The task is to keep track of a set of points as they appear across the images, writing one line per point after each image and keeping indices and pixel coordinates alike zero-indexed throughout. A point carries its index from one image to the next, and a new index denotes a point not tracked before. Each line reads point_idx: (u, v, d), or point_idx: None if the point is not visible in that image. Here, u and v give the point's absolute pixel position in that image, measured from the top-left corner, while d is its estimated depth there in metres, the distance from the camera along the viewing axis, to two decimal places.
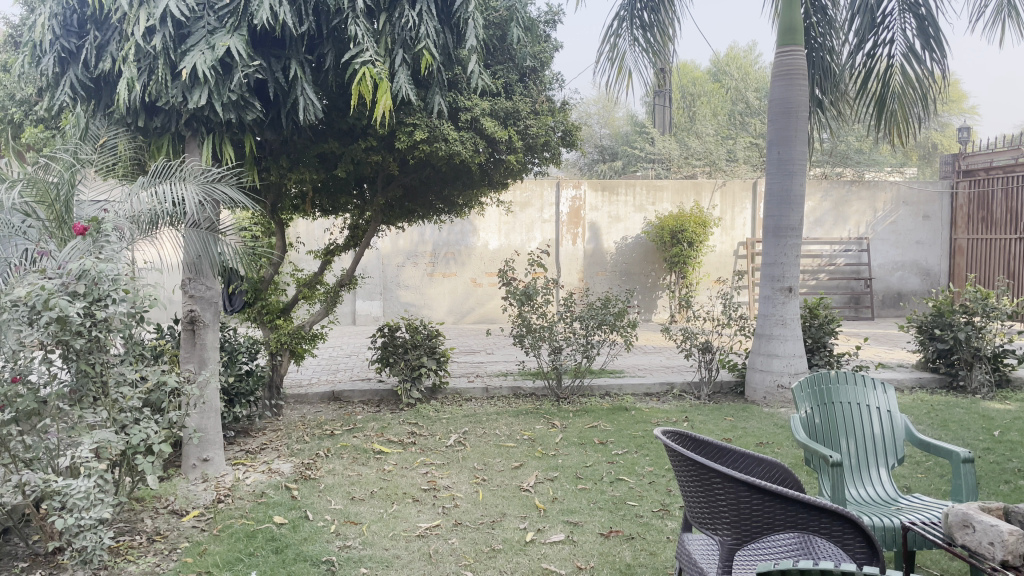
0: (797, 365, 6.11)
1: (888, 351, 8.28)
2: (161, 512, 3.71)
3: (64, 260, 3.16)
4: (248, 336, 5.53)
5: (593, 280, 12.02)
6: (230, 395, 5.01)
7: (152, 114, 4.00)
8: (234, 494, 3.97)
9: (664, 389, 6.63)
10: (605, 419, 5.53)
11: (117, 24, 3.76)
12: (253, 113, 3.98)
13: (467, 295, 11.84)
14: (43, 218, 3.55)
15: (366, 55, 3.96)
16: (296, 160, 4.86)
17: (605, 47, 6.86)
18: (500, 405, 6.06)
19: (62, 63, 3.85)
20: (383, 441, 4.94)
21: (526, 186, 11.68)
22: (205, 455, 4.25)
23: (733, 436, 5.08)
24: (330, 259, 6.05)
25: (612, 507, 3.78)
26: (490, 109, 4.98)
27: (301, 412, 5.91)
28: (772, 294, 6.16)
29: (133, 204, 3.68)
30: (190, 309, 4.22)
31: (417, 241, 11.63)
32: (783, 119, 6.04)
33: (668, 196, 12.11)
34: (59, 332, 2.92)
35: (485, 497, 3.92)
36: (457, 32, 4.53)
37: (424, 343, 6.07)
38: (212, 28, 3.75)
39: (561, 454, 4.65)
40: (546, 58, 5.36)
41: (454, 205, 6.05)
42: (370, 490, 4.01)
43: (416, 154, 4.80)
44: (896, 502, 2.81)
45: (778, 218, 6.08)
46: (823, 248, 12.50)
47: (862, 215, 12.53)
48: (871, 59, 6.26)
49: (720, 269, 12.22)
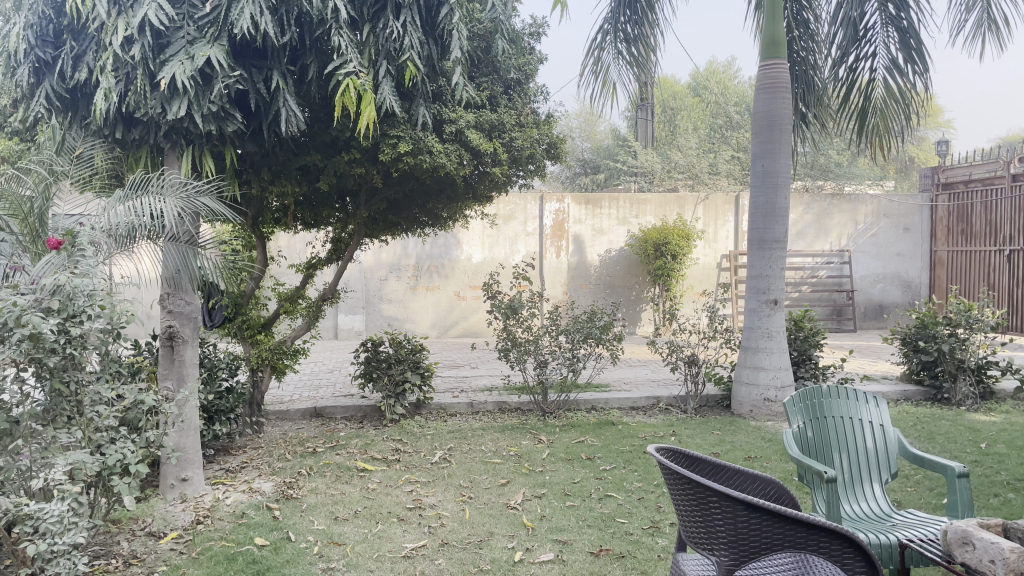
0: (784, 378, 6.09)
1: (872, 363, 8.29)
2: (138, 534, 3.60)
3: (37, 275, 3.06)
4: (228, 352, 5.42)
5: (577, 293, 11.99)
6: (209, 412, 4.91)
7: (130, 125, 3.92)
8: (213, 515, 3.87)
9: (651, 402, 6.58)
10: (592, 434, 5.47)
11: (94, 34, 3.68)
12: (233, 125, 3.90)
13: (451, 309, 11.76)
14: (16, 232, 3.44)
15: (350, 66, 3.88)
16: (278, 172, 4.79)
17: (589, 60, 6.86)
18: (485, 420, 5.99)
19: (37, 73, 3.76)
20: (366, 458, 4.85)
21: (509, 199, 11.65)
22: (183, 474, 4.14)
23: (721, 450, 5.03)
24: (312, 273, 5.96)
25: (602, 524, 3.72)
26: (475, 121, 4.93)
27: (282, 429, 5.79)
28: (757, 307, 6.14)
29: (109, 218, 3.59)
30: (168, 325, 4.13)
31: (400, 254, 11.54)
32: (767, 132, 6.05)
33: (651, 209, 12.11)
34: (31, 350, 2.82)
35: (472, 515, 3.84)
36: (442, 44, 4.48)
37: (407, 358, 5.98)
38: (191, 38, 3.68)
39: (548, 471, 4.58)
40: (531, 70, 5.33)
41: (438, 218, 5.99)
42: (353, 510, 3.92)
43: (401, 166, 4.74)
44: (890, 518, 2.77)
45: (763, 230, 6.08)
46: (805, 261, 12.57)
47: (844, 227, 12.61)
48: (854, 72, 6.32)
49: (703, 282, 12.22)
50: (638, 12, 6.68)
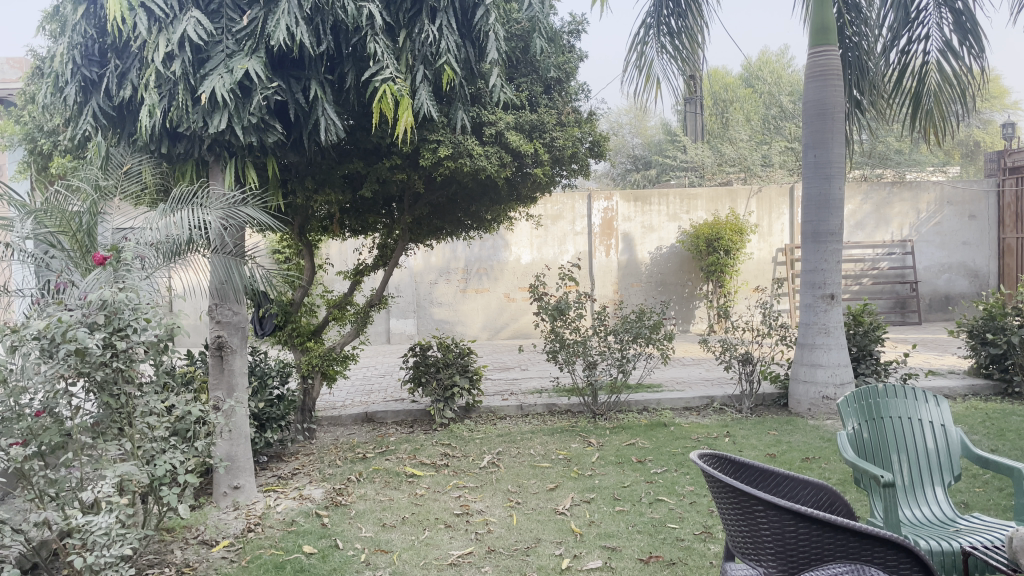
0: (843, 375, 5.88)
1: (938, 357, 7.98)
2: (191, 543, 3.65)
3: (85, 290, 3.14)
4: (278, 359, 5.47)
5: (628, 292, 11.84)
6: (261, 420, 4.96)
7: (175, 140, 3.98)
8: (264, 523, 3.91)
9: (704, 402, 6.45)
10: (643, 436, 5.37)
11: (137, 51, 3.75)
12: (274, 135, 3.93)
13: (501, 311, 11.75)
14: (68, 248, 3.51)
15: (386, 72, 3.88)
16: (322, 181, 4.83)
17: (632, 56, 6.75)
18: (535, 423, 5.94)
19: (85, 93, 3.85)
20: (415, 464, 4.85)
21: (557, 199, 11.58)
22: (235, 482, 4.19)
23: (777, 451, 4.88)
24: (360, 279, 6.00)
25: (653, 530, 3.63)
26: (514, 122, 4.90)
27: (334, 435, 5.84)
28: (813, 302, 5.95)
29: (154, 232, 3.66)
30: (217, 335, 4.18)
31: (449, 258, 11.58)
32: (818, 121, 5.86)
33: (703, 204, 11.90)
34: (79, 364, 2.89)
35: (519, 521, 3.80)
36: (479, 46, 4.45)
37: (455, 362, 5.97)
38: (230, 51, 3.72)
39: (598, 475, 4.51)
40: (571, 68, 5.26)
41: (482, 221, 5.97)
42: (401, 516, 3.91)
43: (441, 170, 4.72)
44: (954, 523, 2.63)
45: (817, 222, 5.89)
46: (865, 252, 12.16)
47: (906, 216, 12.18)
48: (906, 56, 6.08)
49: (759, 277, 11.95)
50: (681, 4, 6.55)
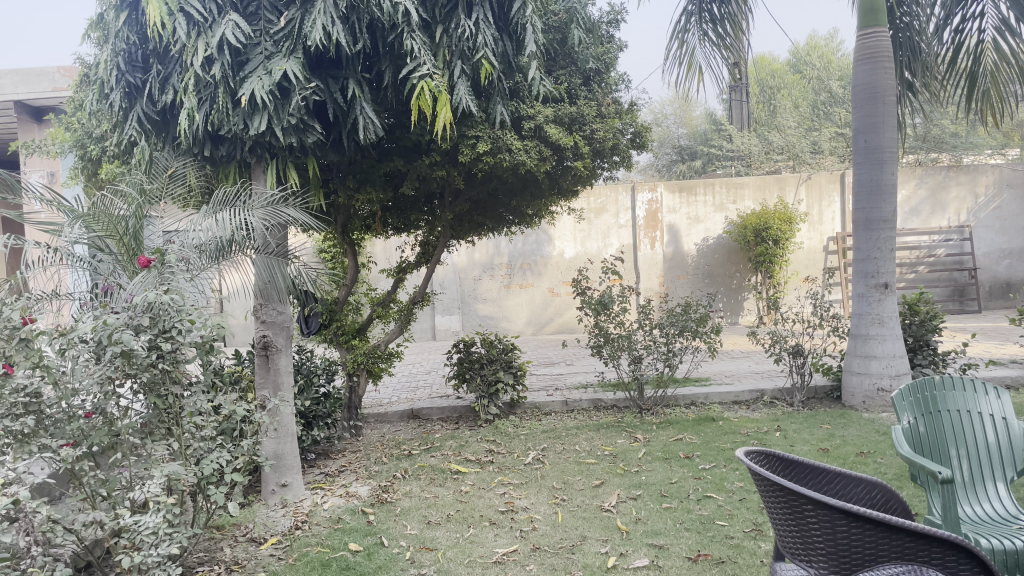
0: (899, 367, 5.69)
1: (999, 347, 7.69)
2: (240, 540, 3.70)
3: (130, 293, 3.19)
4: (324, 358, 5.52)
5: (674, 284, 11.69)
6: (308, 418, 5.00)
7: (217, 143, 4.03)
8: (311, 520, 3.94)
9: (754, 396, 6.31)
10: (691, 431, 5.28)
11: (178, 56, 3.80)
12: (313, 135, 3.95)
13: (545, 306, 11.70)
14: (115, 252, 3.56)
15: (423, 69, 3.86)
16: (363, 180, 4.85)
17: (673, 44, 6.63)
18: (580, 419, 5.88)
19: (130, 98, 3.92)
20: (460, 460, 4.84)
21: (600, 192, 11.49)
22: (283, 480, 4.23)
23: (830, 445, 4.75)
24: (403, 277, 6.01)
25: (701, 527, 3.56)
26: (554, 115, 4.85)
27: (380, 432, 5.87)
28: (866, 292, 5.78)
29: (199, 233, 3.69)
30: (263, 335, 4.22)
31: (493, 253, 11.57)
32: (869, 105, 5.69)
33: (750, 194, 11.67)
34: (126, 367, 2.96)
35: (565, 518, 3.76)
36: (516, 39, 4.41)
37: (499, 358, 5.95)
38: (269, 53, 3.75)
39: (644, 471, 4.44)
40: (611, 59, 5.18)
41: (524, 216, 5.94)
42: (446, 514, 3.90)
43: (481, 166, 4.70)
44: (1018, 521, 2.50)
45: (869, 210, 5.72)
46: (921, 239, 11.76)
47: (963, 201, 11.79)
48: (959, 35, 5.84)
49: (809, 267, 11.69)
50: None
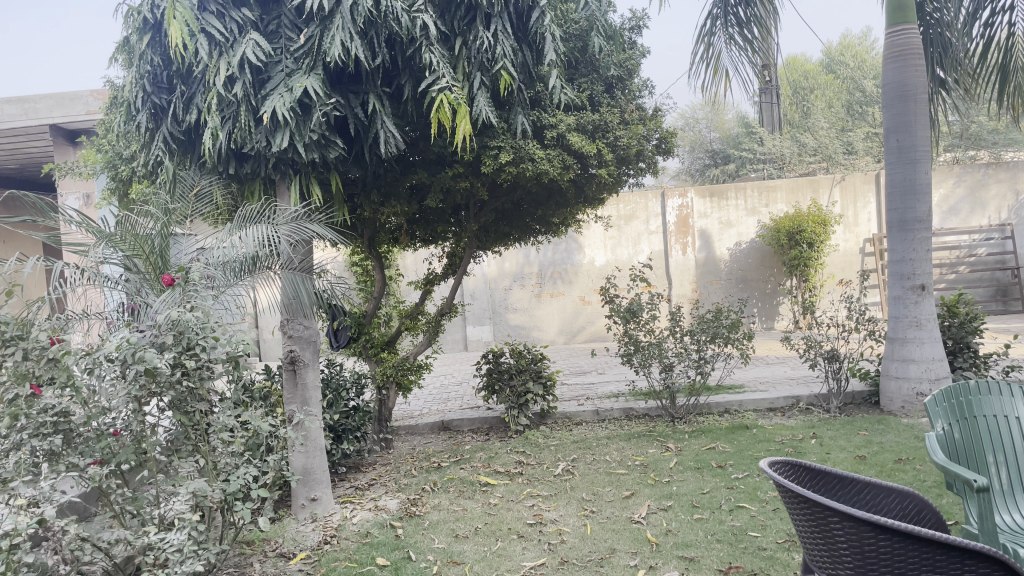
0: (939, 370, 5.54)
1: None
2: (269, 555, 3.71)
3: (154, 311, 3.21)
4: (354, 371, 5.55)
5: (707, 290, 11.55)
6: (337, 431, 5.01)
7: (242, 161, 4.07)
8: (340, 535, 3.94)
9: (790, 403, 6.19)
10: (724, 439, 5.20)
11: (201, 76, 3.85)
12: (335, 151, 3.97)
13: (577, 314, 11.65)
14: (143, 270, 3.62)
15: (442, 81, 3.86)
16: (387, 193, 4.87)
17: (699, 48, 6.58)
18: (611, 429, 5.82)
19: (156, 119, 3.99)
20: (489, 472, 4.82)
21: (629, 198, 11.44)
22: (313, 494, 4.24)
23: (867, 452, 4.63)
24: (430, 288, 6.02)
25: (733, 538, 3.49)
26: (576, 123, 4.82)
27: (410, 444, 5.87)
28: (903, 294, 5.65)
29: (225, 249, 3.72)
30: (290, 349, 4.25)
31: (523, 263, 11.55)
32: (900, 104, 5.57)
33: (783, 196, 11.52)
34: (151, 384, 2.97)
35: (594, 531, 3.71)
36: (536, 48, 4.39)
37: (528, 368, 5.92)
38: (290, 70, 3.78)
39: (675, 481, 4.37)
40: (633, 65, 5.13)
41: (550, 225, 5.91)
42: (474, 527, 3.88)
43: (504, 176, 4.69)
44: None
45: (903, 211, 5.59)
46: (961, 239, 11.47)
47: (1003, 199, 11.50)
48: (989, 29, 5.71)
49: (846, 269, 11.48)
50: None
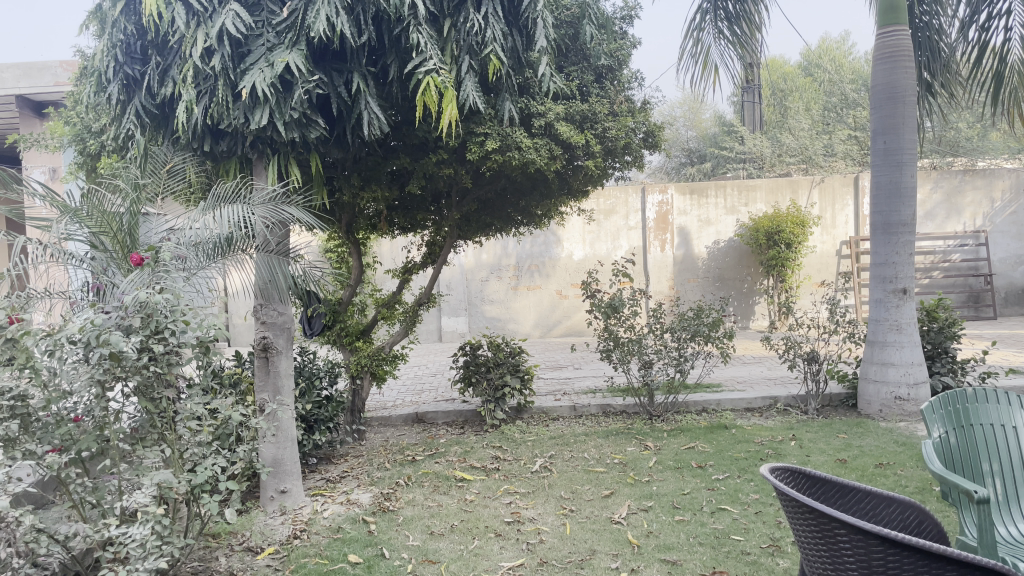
0: (917, 375, 5.52)
1: (1017, 355, 7.52)
2: (236, 549, 3.56)
3: (120, 292, 3.04)
4: (327, 360, 5.40)
5: (684, 287, 11.52)
6: (309, 422, 4.85)
7: (217, 138, 3.90)
8: (310, 529, 3.80)
9: (768, 403, 6.15)
10: (703, 439, 5.13)
11: (177, 47, 3.69)
12: (316, 131, 3.81)
13: (553, 308, 11.56)
14: (110, 249, 3.45)
15: (430, 63, 3.71)
16: (368, 178, 4.72)
17: (688, 42, 6.49)
18: (588, 425, 5.73)
19: (128, 91, 3.81)
20: (465, 467, 4.70)
21: (609, 193, 11.37)
22: (283, 486, 4.09)
23: (847, 456, 4.59)
24: (408, 277, 5.88)
25: (715, 542, 3.41)
26: (565, 113, 4.71)
27: (383, 436, 5.74)
28: (884, 298, 5.62)
29: (197, 230, 3.54)
30: (262, 336, 4.09)
31: (500, 254, 11.44)
32: (888, 106, 5.53)
33: (762, 196, 11.51)
34: (116, 369, 2.81)
35: (573, 531, 3.61)
36: (527, 34, 4.26)
37: (506, 361, 5.81)
38: (271, 45, 3.62)
39: (655, 481, 4.30)
40: (624, 56, 5.02)
41: (532, 217, 5.80)
42: (450, 524, 3.76)
43: (489, 164, 4.56)
44: None
45: (887, 214, 5.56)
46: (936, 244, 11.58)
47: (978, 206, 11.60)
48: (986, 33, 5.70)
49: (822, 271, 11.51)
50: None
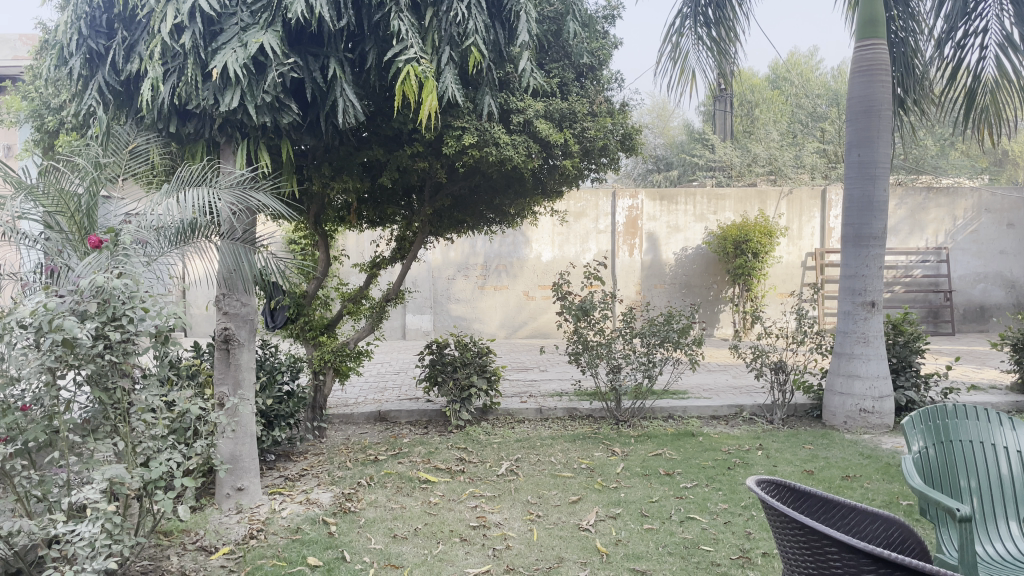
0: (882, 388, 5.56)
1: (977, 371, 7.64)
2: (189, 549, 3.41)
3: (77, 275, 2.88)
4: (289, 354, 5.24)
5: (651, 293, 11.54)
6: (269, 417, 4.70)
7: (184, 119, 3.75)
8: (267, 529, 3.65)
9: (733, 412, 6.15)
10: (670, 446, 5.09)
11: (145, 22, 3.53)
12: (289, 116, 3.68)
13: (519, 309, 11.50)
14: (66, 229, 3.27)
15: (410, 51, 3.61)
16: (340, 167, 4.59)
17: (666, 47, 6.45)
18: (554, 429, 5.66)
19: (91, 66, 3.64)
20: (429, 469, 4.59)
21: (580, 196, 11.32)
22: (240, 483, 3.95)
23: (814, 467, 4.58)
24: (376, 272, 5.74)
25: (685, 552, 3.35)
26: (544, 110, 4.64)
27: (345, 434, 5.61)
28: (852, 310, 5.63)
29: (159, 214, 3.39)
30: (224, 327, 3.92)
31: (468, 253, 11.35)
32: (864, 119, 5.55)
33: (731, 205, 11.57)
34: (67, 357, 2.66)
35: (540, 537, 3.53)
36: (509, 27, 4.18)
37: (473, 361, 5.71)
38: (245, 24, 3.48)
39: (623, 488, 4.24)
40: (605, 55, 4.96)
41: (505, 215, 5.71)
42: (413, 527, 3.65)
43: (465, 159, 4.46)
44: None
45: (859, 226, 5.58)
46: (898, 259, 11.75)
47: (941, 223, 11.80)
48: (961, 50, 5.74)
49: (787, 281, 11.62)
50: None
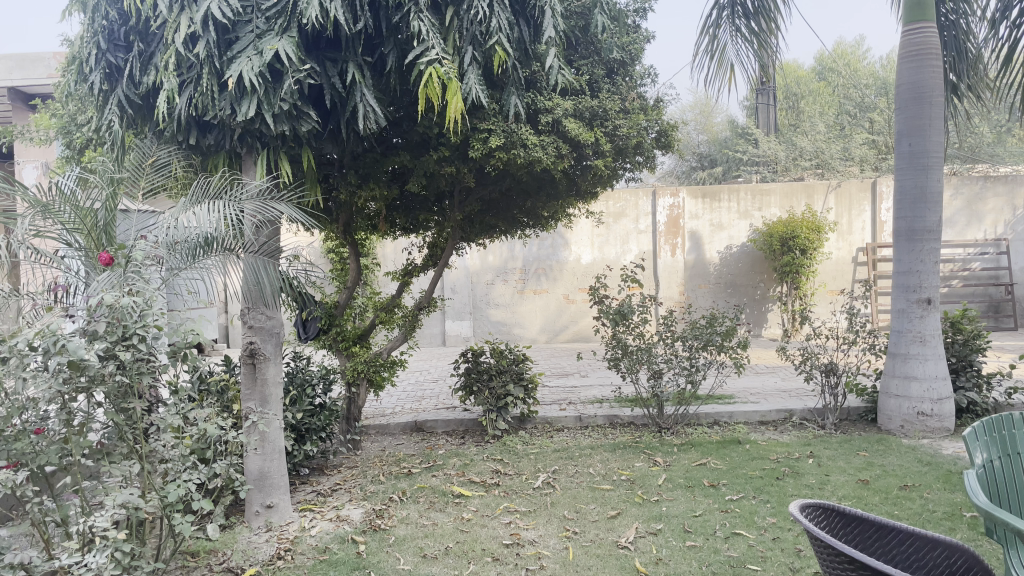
0: (941, 390, 5.25)
1: None
2: (215, 570, 3.32)
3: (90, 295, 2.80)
4: (322, 366, 5.15)
5: (695, 293, 11.29)
6: (300, 431, 4.62)
7: (204, 130, 3.68)
8: (295, 549, 3.55)
9: (782, 417, 5.89)
10: (715, 455, 4.87)
11: (161, 33, 3.46)
12: (308, 124, 3.58)
13: (560, 312, 11.33)
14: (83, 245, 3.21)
15: (430, 52, 3.47)
16: (366, 174, 4.48)
17: (704, 39, 6.22)
18: (594, 437, 5.49)
19: (110, 80, 3.59)
20: (463, 482, 4.46)
21: (619, 196, 11.16)
22: (269, 500, 3.85)
23: (870, 476, 4.31)
24: (409, 280, 5.64)
25: (730, 572, 3.15)
26: (573, 109, 4.48)
27: (380, 445, 5.51)
28: (907, 308, 5.34)
29: (178, 228, 3.32)
30: (250, 341, 3.85)
31: (507, 257, 11.24)
32: (914, 106, 5.27)
33: (776, 201, 11.22)
34: (76, 380, 2.58)
35: (576, 556, 3.36)
36: (535, 24, 4.02)
37: (509, 369, 5.53)
38: (260, 31, 3.39)
39: (665, 501, 4.04)
40: (637, 50, 4.79)
41: (539, 218, 5.56)
42: (444, 546, 3.51)
43: (493, 163, 4.32)
44: None
45: (912, 220, 5.29)
46: (955, 252, 11.28)
47: (1000, 213, 11.30)
48: (1016, 30, 5.37)
49: (837, 278, 11.23)
50: None
